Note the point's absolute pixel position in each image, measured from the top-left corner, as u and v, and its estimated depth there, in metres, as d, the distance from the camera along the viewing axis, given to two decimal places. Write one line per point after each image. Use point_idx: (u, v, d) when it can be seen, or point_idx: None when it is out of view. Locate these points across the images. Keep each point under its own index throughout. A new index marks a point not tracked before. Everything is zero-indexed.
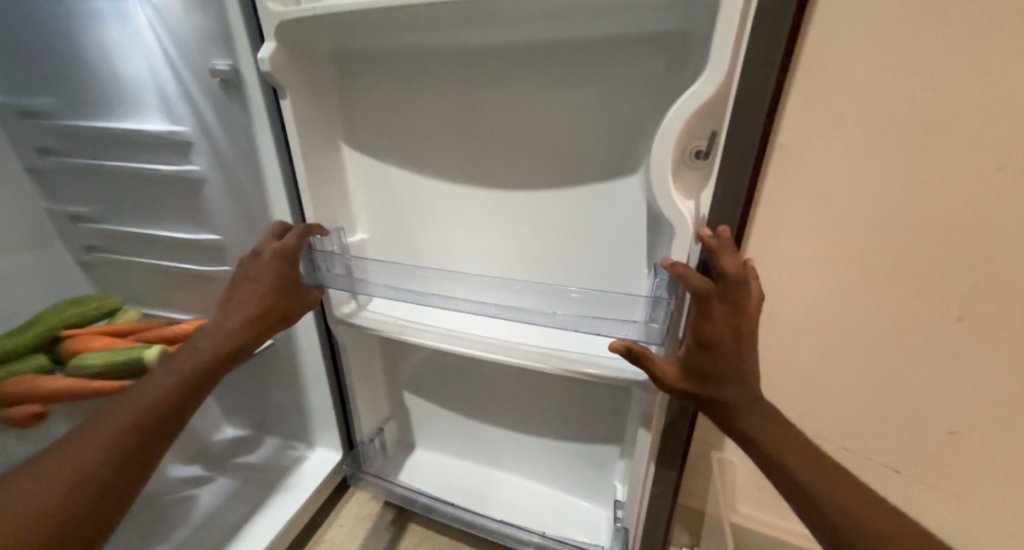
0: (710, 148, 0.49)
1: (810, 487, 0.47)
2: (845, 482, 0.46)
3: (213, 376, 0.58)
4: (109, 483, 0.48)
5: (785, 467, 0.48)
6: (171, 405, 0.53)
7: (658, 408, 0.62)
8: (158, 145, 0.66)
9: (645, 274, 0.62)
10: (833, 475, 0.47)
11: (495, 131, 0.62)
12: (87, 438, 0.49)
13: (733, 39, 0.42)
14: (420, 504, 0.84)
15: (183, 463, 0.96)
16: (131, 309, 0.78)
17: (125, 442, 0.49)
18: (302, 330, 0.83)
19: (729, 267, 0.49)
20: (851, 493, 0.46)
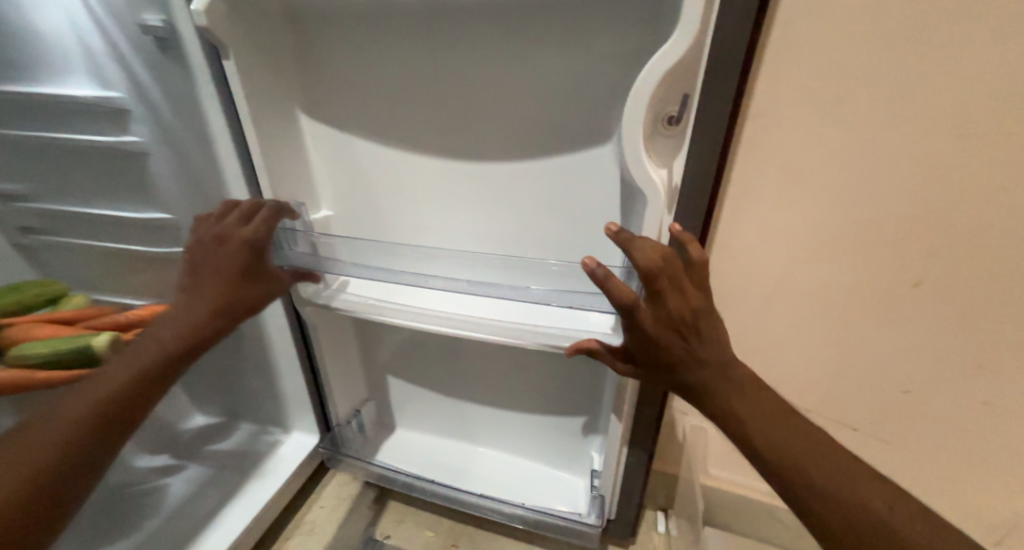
0: (681, 114, 0.45)
1: (816, 487, 0.42)
2: (849, 476, 0.42)
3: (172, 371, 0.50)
4: (54, 491, 0.41)
5: (785, 467, 0.43)
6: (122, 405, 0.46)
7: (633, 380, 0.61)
8: (92, 115, 0.59)
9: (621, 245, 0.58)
10: (836, 470, 0.42)
11: (465, 99, 0.56)
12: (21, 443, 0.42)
13: None
14: (401, 483, 0.80)
15: (149, 453, 0.88)
16: (79, 295, 0.73)
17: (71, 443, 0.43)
18: (267, 311, 0.76)
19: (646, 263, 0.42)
20: (860, 490, 0.42)
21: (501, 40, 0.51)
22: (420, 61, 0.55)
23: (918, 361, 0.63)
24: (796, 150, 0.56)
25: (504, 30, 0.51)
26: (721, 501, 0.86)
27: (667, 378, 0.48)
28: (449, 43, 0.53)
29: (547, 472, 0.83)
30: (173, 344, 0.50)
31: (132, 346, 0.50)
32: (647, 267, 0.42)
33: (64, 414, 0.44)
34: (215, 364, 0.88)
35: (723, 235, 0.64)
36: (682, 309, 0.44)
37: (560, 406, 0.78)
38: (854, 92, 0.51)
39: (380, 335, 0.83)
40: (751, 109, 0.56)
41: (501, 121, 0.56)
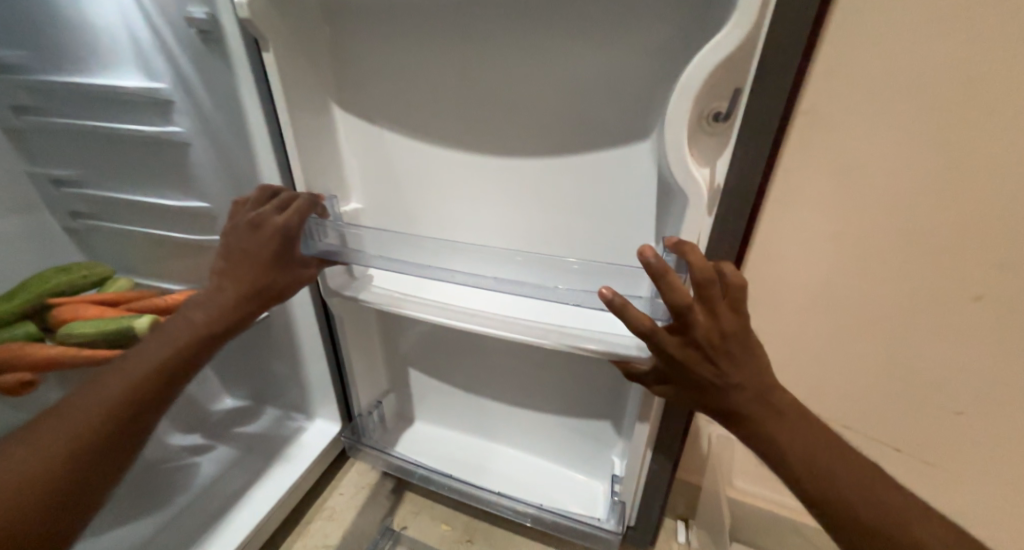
0: (730, 110, 0.43)
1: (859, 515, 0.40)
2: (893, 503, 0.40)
3: (204, 354, 0.51)
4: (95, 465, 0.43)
5: (820, 490, 0.41)
6: (159, 384, 0.48)
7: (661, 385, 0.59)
8: (138, 105, 0.61)
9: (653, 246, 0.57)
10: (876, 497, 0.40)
11: (498, 94, 0.55)
12: (66, 418, 0.44)
13: None
14: (419, 476, 0.81)
15: (181, 431, 0.92)
16: (123, 278, 0.76)
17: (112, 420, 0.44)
18: (296, 300, 0.78)
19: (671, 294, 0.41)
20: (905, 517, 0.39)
21: (540, 33, 0.50)
22: (456, 55, 0.54)
23: (972, 380, 0.59)
24: (848, 151, 0.53)
25: (543, 23, 0.49)
26: (746, 515, 0.83)
27: (695, 395, 0.47)
28: (486, 36, 0.52)
29: (567, 475, 0.82)
30: (205, 327, 0.51)
31: (164, 328, 0.51)
32: (676, 299, 0.41)
33: (101, 393, 0.45)
34: (245, 350, 0.91)
35: (762, 239, 0.61)
36: (710, 334, 0.43)
37: (582, 408, 0.76)
38: (917, 90, 0.48)
39: (404, 328, 0.83)
40: (800, 107, 0.53)
41: (535, 116, 0.55)
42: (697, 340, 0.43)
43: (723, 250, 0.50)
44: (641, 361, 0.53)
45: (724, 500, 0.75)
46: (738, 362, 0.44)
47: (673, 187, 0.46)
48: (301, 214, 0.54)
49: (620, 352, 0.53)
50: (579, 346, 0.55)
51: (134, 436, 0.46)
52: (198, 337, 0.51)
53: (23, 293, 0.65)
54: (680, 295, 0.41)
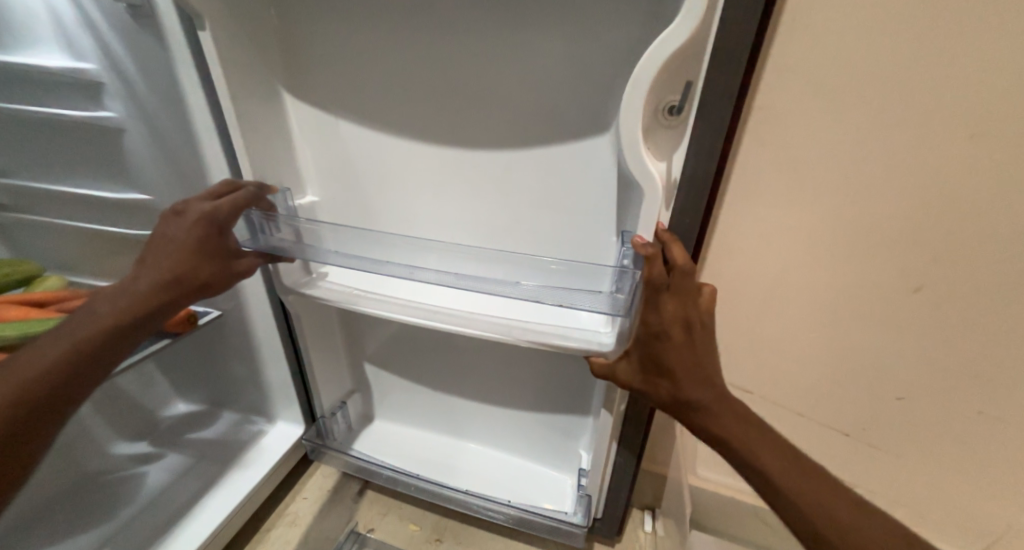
0: (683, 104, 0.43)
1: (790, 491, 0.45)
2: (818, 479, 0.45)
3: (115, 348, 0.47)
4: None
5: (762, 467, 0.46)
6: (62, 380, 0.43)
7: None
8: (64, 89, 0.56)
9: (616, 240, 0.57)
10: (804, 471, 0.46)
11: (458, 85, 0.54)
12: None
13: None
14: (385, 477, 0.79)
15: (128, 439, 0.86)
16: (54, 276, 0.70)
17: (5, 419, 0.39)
18: (251, 299, 0.74)
19: (678, 257, 0.44)
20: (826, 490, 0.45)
21: (499, 18, 0.49)
22: (412, 42, 0.52)
23: (911, 367, 0.62)
24: (800, 148, 0.54)
25: (498, 11, 0.48)
26: (710, 502, 0.85)
27: (661, 382, 0.49)
28: (444, 22, 0.50)
29: (535, 469, 0.82)
30: (114, 319, 0.46)
31: (66, 324, 0.46)
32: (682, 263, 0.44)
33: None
34: (197, 352, 0.86)
35: (721, 234, 0.62)
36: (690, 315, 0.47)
37: (549, 402, 0.76)
38: (862, 89, 0.49)
39: (366, 327, 0.81)
40: (756, 101, 0.53)
41: (495, 108, 0.54)
42: (685, 316, 0.46)
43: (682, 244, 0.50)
44: (604, 355, 0.53)
45: (689, 491, 0.77)
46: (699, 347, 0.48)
47: (631, 180, 0.46)
48: (234, 204, 0.51)
49: (583, 348, 0.53)
50: (540, 342, 0.54)
51: (23, 447, 0.41)
52: (105, 329, 0.46)
53: None
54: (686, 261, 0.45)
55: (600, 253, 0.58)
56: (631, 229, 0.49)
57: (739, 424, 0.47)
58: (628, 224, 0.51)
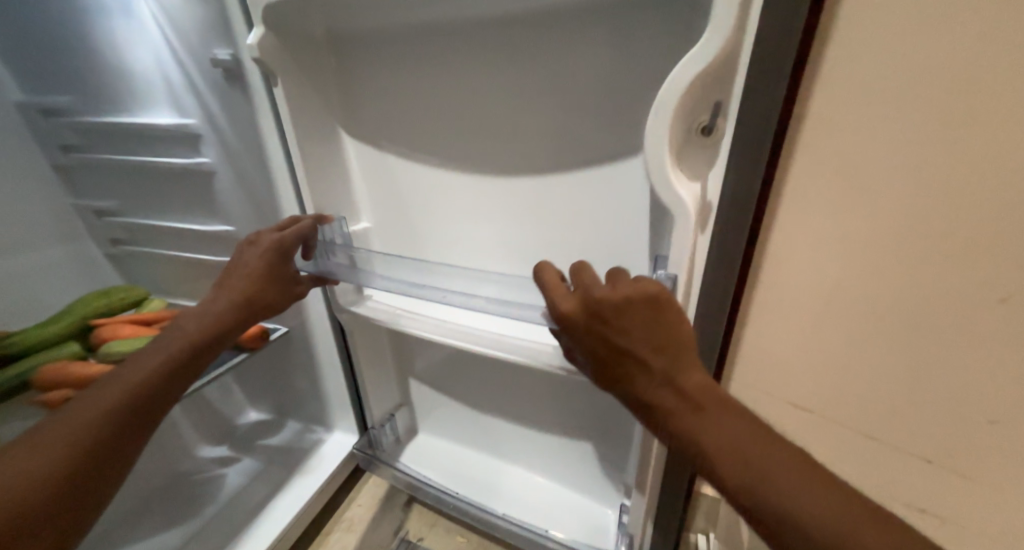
0: (714, 124, 0.43)
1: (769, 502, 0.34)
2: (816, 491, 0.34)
3: (198, 360, 0.53)
4: (103, 459, 0.43)
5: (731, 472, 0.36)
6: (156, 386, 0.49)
7: None
8: (170, 140, 0.67)
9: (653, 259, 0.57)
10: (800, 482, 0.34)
11: (499, 116, 0.58)
12: (69, 417, 0.44)
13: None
14: (427, 495, 0.81)
15: (211, 444, 0.97)
16: (156, 298, 0.81)
17: (118, 417, 0.45)
18: (314, 317, 0.81)
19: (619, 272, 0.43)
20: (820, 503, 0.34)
21: (536, 55, 0.52)
22: (457, 82, 0.58)
23: None
24: None
25: (536, 48, 0.52)
26: None
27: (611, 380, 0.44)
28: (486, 61, 0.55)
29: (576, 499, 0.81)
30: (197, 334, 0.53)
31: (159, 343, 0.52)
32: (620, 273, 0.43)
33: (101, 398, 0.45)
34: (269, 366, 0.95)
35: None
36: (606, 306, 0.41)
37: (591, 421, 0.76)
38: None
39: (415, 344, 0.86)
40: None
41: (532, 135, 0.57)
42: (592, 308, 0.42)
43: (724, 259, 0.50)
44: None
45: None
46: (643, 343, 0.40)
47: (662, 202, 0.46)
48: (298, 233, 0.59)
49: None
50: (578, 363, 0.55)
51: (130, 444, 0.46)
52: (192, 343, 0.52)
53: (68, 318, 0.71)
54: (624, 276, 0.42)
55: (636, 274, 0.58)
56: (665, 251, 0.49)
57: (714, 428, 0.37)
58: (663, 243, 0.51)
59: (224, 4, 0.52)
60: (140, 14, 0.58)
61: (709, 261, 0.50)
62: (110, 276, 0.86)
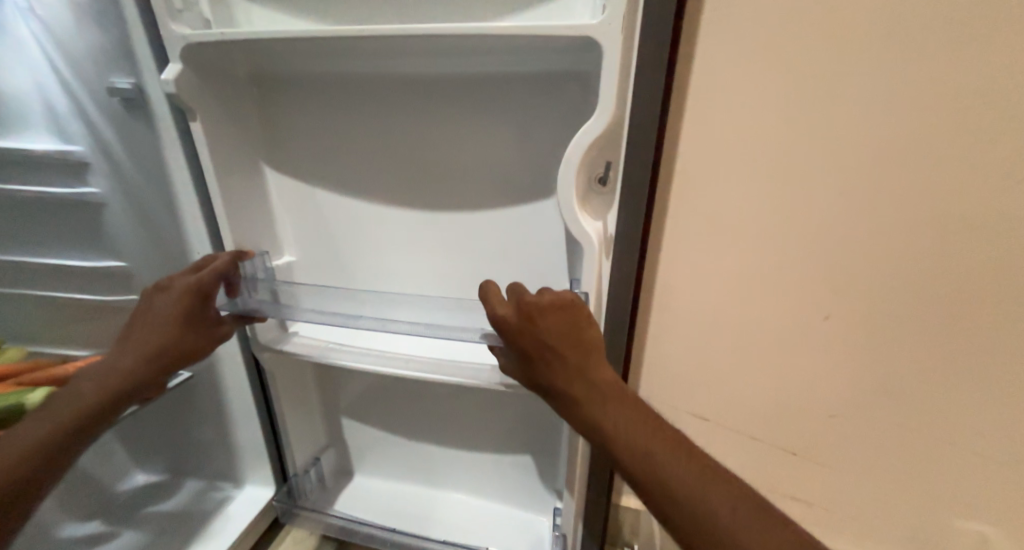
0: (607, 176, 0.51)
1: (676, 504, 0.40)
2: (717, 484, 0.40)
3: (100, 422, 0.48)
4: None
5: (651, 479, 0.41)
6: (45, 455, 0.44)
7: None
8: (49, 168, 0.59)
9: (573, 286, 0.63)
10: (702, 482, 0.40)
11: (426, 160, 0.60)
12: None
13: (619, 79, 0.43)
14: (362, 534, 0.77)
15: (78, 520, 0.80)
16: (14, 347, 0.69)
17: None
18: (225, 359, 0.75)
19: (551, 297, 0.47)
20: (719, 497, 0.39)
21: (459, 105, 0.57)
22: (385, 125, 0.60)
23: None
24: None
25: (460, 100, 0.56)
26: None
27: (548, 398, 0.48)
28: (413, 108, 0.58)
29: (514, 515, 0.83)
30: (99, 393, 0.48)
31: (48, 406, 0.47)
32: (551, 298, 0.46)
33: None
34: (163, 418, 0.84)
35: None
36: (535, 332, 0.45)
37: (521, 443, 0.79)
38: None
39: (341, 379, 0.83)
40: None
41: (459, 177, 0.61)
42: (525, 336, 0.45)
43: (622, 289, 0.57)
44: None
45: None
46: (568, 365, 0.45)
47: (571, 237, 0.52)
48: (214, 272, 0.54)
49: None
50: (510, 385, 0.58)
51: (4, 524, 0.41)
52: (92, 403, 0.48)
53: None
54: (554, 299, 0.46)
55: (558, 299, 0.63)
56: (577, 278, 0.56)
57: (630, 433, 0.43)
58: (577, 273, 0.57)
59: (130, 33, 0.49)
60: (19, 32, 0.52)
61: (611, 289, 0.56)
62: None
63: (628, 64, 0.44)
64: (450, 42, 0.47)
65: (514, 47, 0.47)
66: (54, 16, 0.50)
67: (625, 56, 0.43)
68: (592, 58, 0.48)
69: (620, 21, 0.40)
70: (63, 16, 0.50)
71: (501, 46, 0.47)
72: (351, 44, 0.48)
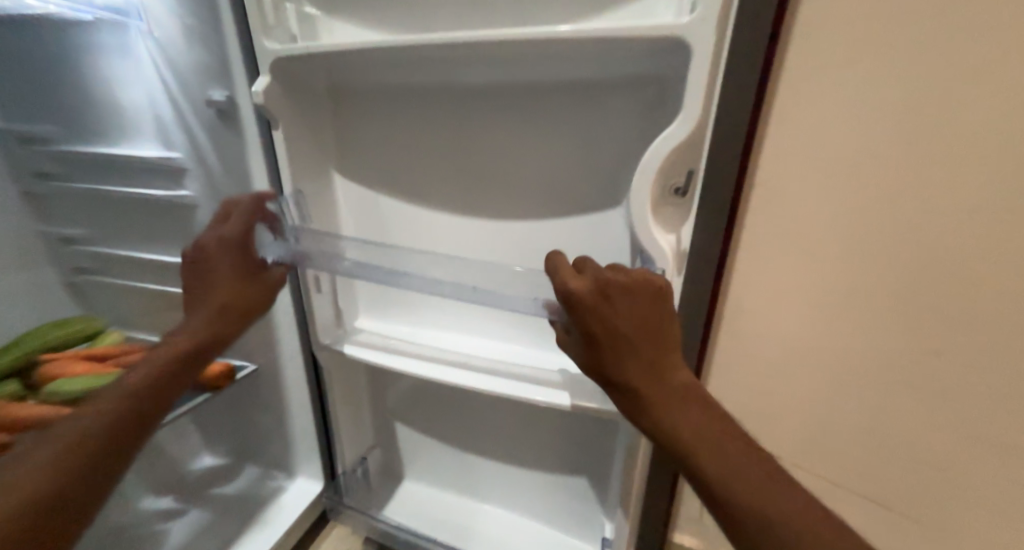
0: (687, 186, 0.48)
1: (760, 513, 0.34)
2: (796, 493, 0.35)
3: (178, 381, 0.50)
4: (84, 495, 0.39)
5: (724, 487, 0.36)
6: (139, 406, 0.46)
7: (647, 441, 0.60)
8: (154, 172, 0.67)
9: None
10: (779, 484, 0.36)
11: (486, 168, 0.61)
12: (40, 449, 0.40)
13: (705, 80, 0.41)
14: (403, 540, 0.78)
15: (155, 494, 0.87)
16: (115, 332, 0.77)
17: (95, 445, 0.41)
18: (288, 354, 0.79)
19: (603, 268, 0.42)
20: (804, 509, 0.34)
21: (523, 114, 0.57)
22: (450, 133, 0.61)
23: None
24: None
25: (525, 109, 0.57)
26: None
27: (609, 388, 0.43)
28: (477, 117, 0.59)
29: (554, 535, 0.80)
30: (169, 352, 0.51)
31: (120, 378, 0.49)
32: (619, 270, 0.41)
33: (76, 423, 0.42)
34: (231, 406, 0.90)
35: None
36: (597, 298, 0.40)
37: (566, 461, 0.76)
38: None
39: (390, 381, 0.84)
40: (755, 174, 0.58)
41: (518, 185, 0.61)
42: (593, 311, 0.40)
43: (690, 306, 0.54)
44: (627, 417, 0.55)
45: None
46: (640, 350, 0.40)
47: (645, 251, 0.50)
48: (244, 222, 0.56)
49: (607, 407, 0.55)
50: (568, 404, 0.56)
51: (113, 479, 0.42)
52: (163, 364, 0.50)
53: (15, 348, 0.66)
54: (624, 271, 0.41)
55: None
56: (646, 294, 0.53)
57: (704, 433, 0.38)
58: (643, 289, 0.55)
59: (230, 50, 0.54)
60: (140, 52, 0.59)
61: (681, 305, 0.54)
62: (64, 307, 0.81)
63: (714, 65, 0.41)
64: (521, 50, 0.47)
65: (587, 51, 0.47)
66: (169, 38, 0.56)
67: (712, 58, 0.40)
68: (671, 61, 0.46)
69: (710, 19, 0.38)
70: (176, 38, 0.56)
71: (574, 50, 0.47)
72: (424, 53, 0.49)
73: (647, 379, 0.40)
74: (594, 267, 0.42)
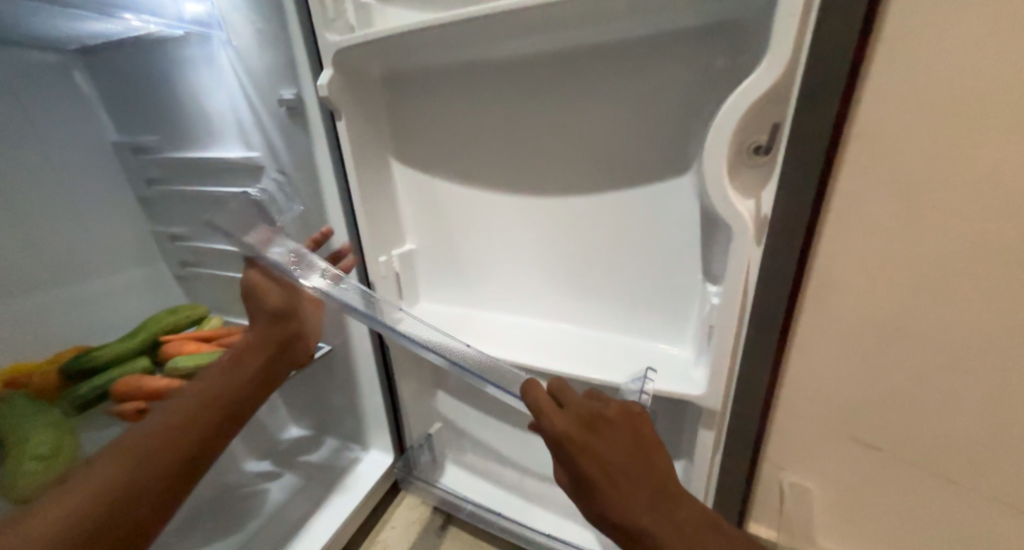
0: (771, 143, 0.43)
1: None
2: None
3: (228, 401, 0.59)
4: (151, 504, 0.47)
5: None
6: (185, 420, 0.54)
7: (721, 423, 0.56)
8: (235, 172, 0.73)
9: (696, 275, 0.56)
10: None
11: (539, 143, 0.61)
12: (103, 460, 0.48)
13: (796, 17, 0.37)
14: (468, 512, 0.84)
15: (256, 458, 0.99)
16: (215, 316, 0.87)
17: (153, 455, 0.49)
18: (358, 335, 0.84)
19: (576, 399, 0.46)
20: None
21: (576, 83, 0.56)
22: (502, 110, 0.61)
23: None
24: None
25: (579, 77, 0.55)
26: None
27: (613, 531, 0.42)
28: (529, 91, 0.59)
29: None
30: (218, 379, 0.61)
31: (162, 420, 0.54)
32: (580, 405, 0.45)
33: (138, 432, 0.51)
34: (313, 384, 0.98)
35: None
36: (570, 426, 0.43)
37: None
38: None
39: None
40: None
41: (572, 159, 0.60)
42: (570, 430, 0.43)
43: (774, 283, 0.48)
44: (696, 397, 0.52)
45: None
46: (631, 476, 0.41)
47: (718, 219, 0.46)
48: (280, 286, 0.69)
49: (673, 389, 0.53)
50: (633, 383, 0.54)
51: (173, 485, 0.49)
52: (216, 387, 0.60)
53: (141, 332, 0.77)
54: (583, 403, 0.45)
55: (690, 291, 0.57)
56: (720, 270, 0.50)
57: (704, 535, 0.40)
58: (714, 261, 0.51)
59: (295, 48, 0.58)
60: (222, 60, 0.65)
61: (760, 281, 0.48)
62: (176, 294, 0.92)
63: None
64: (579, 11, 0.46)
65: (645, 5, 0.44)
66: (245, 44, 0.61)
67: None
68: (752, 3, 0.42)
69: None
70: (250, 43, 0.61)
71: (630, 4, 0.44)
72: (480, 26, 0.49)
73: (641, 485, 0.41)
74: (571, 398, 0.46)
